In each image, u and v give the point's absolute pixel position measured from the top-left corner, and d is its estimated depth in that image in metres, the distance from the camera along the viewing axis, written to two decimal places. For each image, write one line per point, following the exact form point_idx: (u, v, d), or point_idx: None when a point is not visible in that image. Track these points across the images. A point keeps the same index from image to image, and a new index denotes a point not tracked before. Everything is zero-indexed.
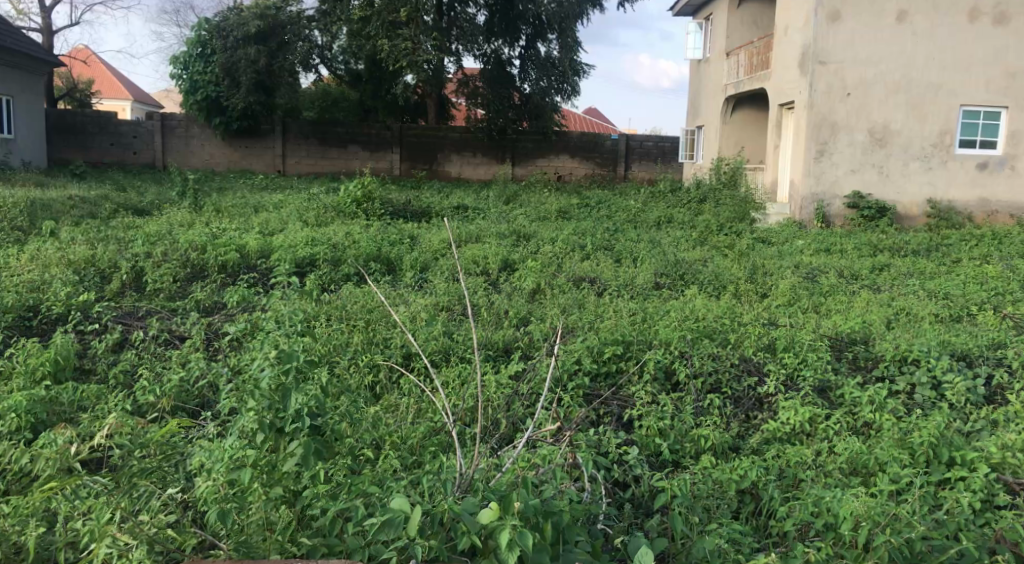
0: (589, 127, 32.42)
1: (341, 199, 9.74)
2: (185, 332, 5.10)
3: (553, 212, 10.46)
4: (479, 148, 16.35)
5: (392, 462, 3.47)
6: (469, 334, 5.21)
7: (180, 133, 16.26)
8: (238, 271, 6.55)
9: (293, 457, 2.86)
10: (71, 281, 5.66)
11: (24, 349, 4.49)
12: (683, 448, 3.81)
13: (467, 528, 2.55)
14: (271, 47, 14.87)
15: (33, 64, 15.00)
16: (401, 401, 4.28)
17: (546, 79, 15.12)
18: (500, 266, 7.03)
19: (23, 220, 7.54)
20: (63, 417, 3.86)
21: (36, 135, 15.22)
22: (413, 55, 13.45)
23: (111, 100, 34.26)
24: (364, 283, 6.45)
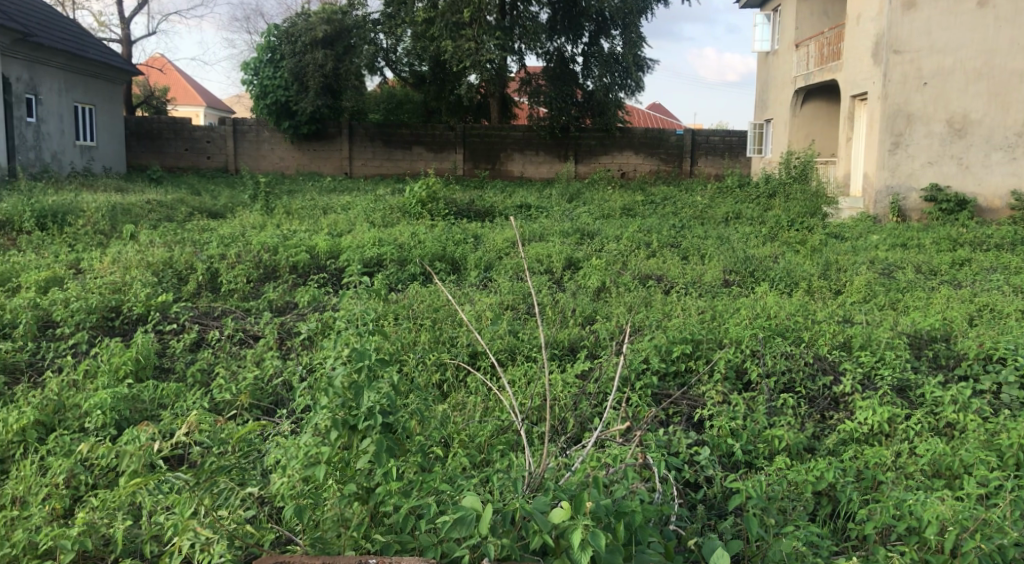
0: (653, 123, 32.12)
1: (407, 200, 9.83)
2: (258, 331, 5.24)
3: (617, 210, 10.40)
4: (541, 147, 16.33)
5: (461, 460, 3.49)
6: (534, 333, 5.20)
7: (250, 138, 16.68)
8: (308, 271, 6.68)
9: (365, 454, 2.88)
10: (150, 282, 5.86)
11: (108, 349, 4.65)
12: (756, 449, 3.74)
13: (539, 527, 2.54)
14: (338, 51, 15.18)
15: (112, 74, 15.58)
16: (469, 400, 4.30)
17: (610, 75, 15.03)
18: (564, 264, 7.01)
19: (105, 224, 7.83)
20: (145, 415, 4.00)
21: (115, 142, 15.81)
22: (477, 55, 13.57)
23: (185, 106, 35.37)
24: (430, 282, 6.51)
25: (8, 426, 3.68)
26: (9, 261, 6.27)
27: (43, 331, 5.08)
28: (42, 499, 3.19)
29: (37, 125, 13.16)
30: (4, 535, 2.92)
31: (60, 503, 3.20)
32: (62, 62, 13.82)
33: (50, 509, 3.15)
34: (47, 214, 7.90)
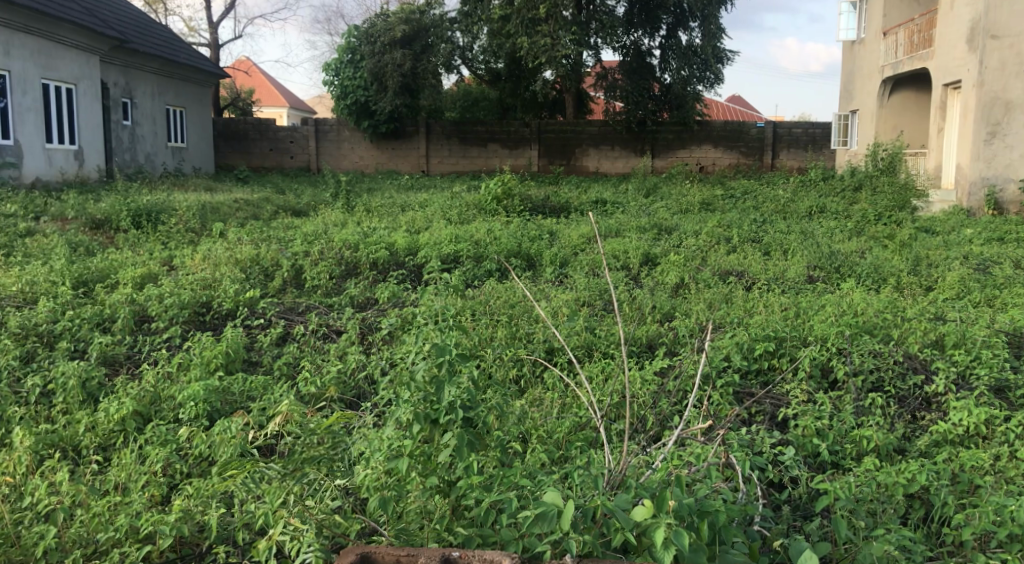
0: (730, 115, 31.57)
1: (482, 196, 9.90)
2: (341, 326, 5.37)
3: (695, 204, 10.25)
4: (617, 142, 16.21)
5: (540, 456, 3.51)
6: (612, 329, 5.17)
7: (331, 137, 17.05)
8: (388, 268, 6.80)
9: (446, 448, 2.91)
10: (239, 278, 6.06)
11: (199, 343, 4.83)
12: (843, 449, 3.64)
13: (621, 524, 2.54)
14: (416, 50, 15.31)
15: (201, 77, 16.16)
16: (546, 396, 4.31)
17: (688, 67, 14.81)
18: (641, 260, 6.94)
19: (195, 223, 8.13)
20: (235, 406, 4.15)
21: (204, 143, 16.40)
22: (553, 51, 13.60)
23: (269, 107, 36.45)
24: (506, 278, 6.55)
25: (110, 416, 3.83)
26: (108, 258, 6.57)
27: (140, 325, 5.31)
28: (141, 485, 3.33)
29: (132, 128, 13.74)
30: (108, 519, 3.07)
31: (159, 490, 3.34)
32: (154, 67, 14.41)
33: (149, 496, 3.29)
34: (142, 213, 8.25)
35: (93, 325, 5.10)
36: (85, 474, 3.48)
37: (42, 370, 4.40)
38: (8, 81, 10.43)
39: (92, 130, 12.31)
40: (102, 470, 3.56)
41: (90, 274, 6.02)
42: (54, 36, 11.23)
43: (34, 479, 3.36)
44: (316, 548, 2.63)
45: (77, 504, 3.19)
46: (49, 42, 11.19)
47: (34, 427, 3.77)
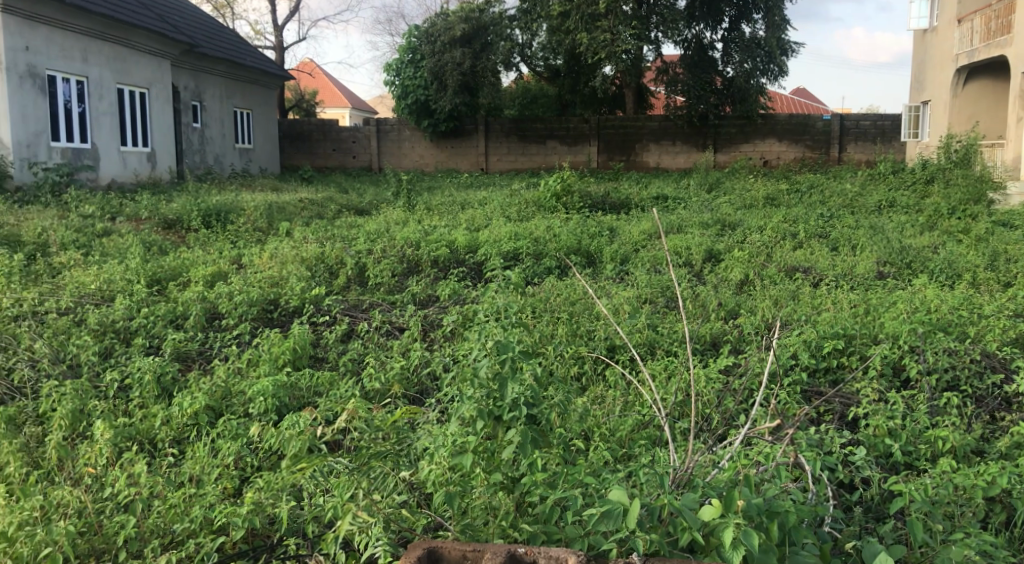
0: (794, 108, 30.97)
1: (542, 193, 9.90)
2: (403, 323, 5.42)
3: (759, 199, 10.06)
4: (678, 137, 16.02)
5: (604, 454, 3.49)
6: (675, 326, 5.12)
7: (392, 136, 17.25)
8: (448, 266, 6.86)
9: (511, 445, 2.93)
10: (305, 276, 6.18)
11: (268, 339, 4.94)
12: (917, 450, 3.54)
13: (688, 524, 2.52)
14: (475, 49, 15.34)
15: (267, 79, 16.53)
16: (608, 394, 4.29)
17: (751, 60, 14.54)
18: (704, 256, 6.86)
19: (263, 222, 8.32)
20: (303, 401, 4.24)
21: (269, 144, 16.77)
22: (613, 46, 13.52)
23: (332, 108, 37.08)
24: (566, 276, 6.54)
25: (184, 409, 3.96)
26: (180, 257, 6.77)
27: (211, 322, 5.45)
28: (214, 478, 3.43)
29: (202, 130, 14.13)
30: (184, 510, 3.17)
31: (231, 483, 3.43)
32: (223, 71, 14.79)
33: (222, 488, 3.39)
34: (211, 214, 8.48)
35: (167, 321, 5.26)
36: (162, 466, 3.60)
37: (120, 365, 4.56)
38: (86, 86, 10.85)
39: (164, 133, 12.70)
40: (177, 463, 3.67)
41: (163, 273, 6.21)
42: (128, 42, 11.63)
43: (114, 470, 3.48)
44: (385, 543, 2.70)
45: (155, 495, 3.30)
46: (124, 48, 11.60)
47: (114, 420, 3.90)
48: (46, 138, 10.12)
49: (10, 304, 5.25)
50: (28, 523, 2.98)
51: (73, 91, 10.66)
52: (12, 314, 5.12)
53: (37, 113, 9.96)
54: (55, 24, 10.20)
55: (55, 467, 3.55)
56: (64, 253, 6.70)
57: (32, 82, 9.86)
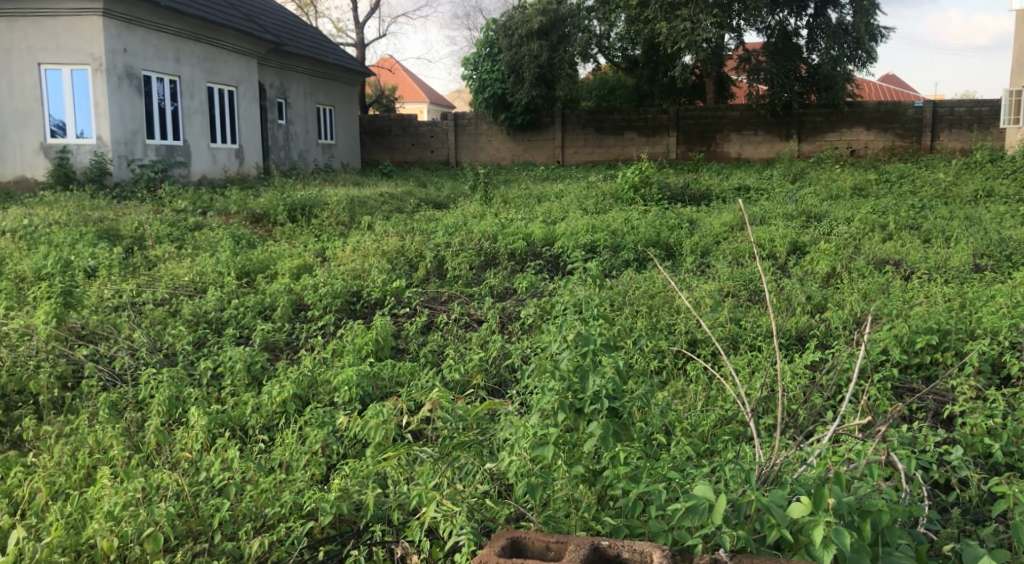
0: (884, 96, 29.93)
1: (620, 185, 9.82)
2: (482, 316, 5.47)
3: (845, 190, 9.75)
4: (761, 126, 15.66)
5: (686, 449, 3.44)
6: (759, 321, 5.02)
7: (470, 130, 17.37)
8: (526, 258, 6.89)
9: (592, 438, 2.89)
10: (386, 269, 6.29)
11: (351, 330, 5.05)
12: (1019, 450, 3.37)
13: (776, 521, 2.47)
14: (552, 41, 15.30)
15: (348, 75, 16.87)
16: (689, 388, 4.23)
17: (838, 47, 14.13)
18: (789, 249, 6.70)
19: (345, 216, 8.50)
20: (385, 391, 4.32)
21: (350, 139, 17.12)
22: (693, 35, 13.30)
23: (411, 103, 37.63)
24: (645, 269, 6.48)
25: (273, 397, 4.08)
26: (267, 250, 6.97)
27: (297, 313, 5.60)
28: (303, 464, 3.54)
29: (287, 127, 14.53)
30: (274, 495, 3.28)
31: (319, 469, 3.53)
32: (307, 68, 15.17)
33: (310, 475, 3.49)
34: (296, 207, 8.71)
35: (256, 312, 5.43)
36: (253, 452, 3.72)
37: (212, 353, 4.73)
38: (178, 86, 11.28)
39: (252, 130, 13.10)
40: (267, 449, 3.79)
41: (252, 265, 6.42)
42: (218, 42, 12.02)
43: (208, 455, 3.62)
44: (468, 531, 2.72)
45: (247, 480, 3.42)
46: (214, 48, 12.00)
47: (208, 407, 4.05)
48: (142, 136, 10.57)
49: (111, 295, 5.50)
50: (132, 503, 3.12)
51: (167, 90, 11.10)
52: (113, 305, 5.37)
53: (134, 112, 10.41)
54: (151, 26, 10.63)
55: (153, 451, 3.71)
56: (159, 247, 6.99)
57: (129, 83, 10.31)
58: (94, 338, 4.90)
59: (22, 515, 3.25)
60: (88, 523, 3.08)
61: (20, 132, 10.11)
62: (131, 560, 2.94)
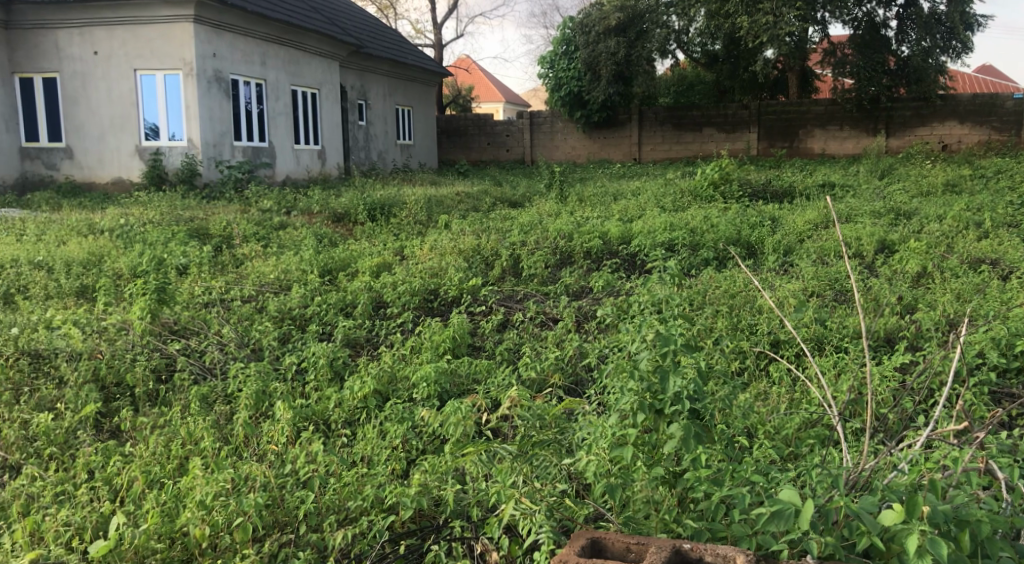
0: (978, 88, 28.65)
1: (699, 182, 9.67)
2: (557, 315, 5.46)
3: (936, 186, 9.37)
4: (846, 121, 15.19)
5: (769, 451, 3.37)
6: (845, 322, 4.87)
7: (546, 128, 17.38)
8: (602, 257, 6.85)
9: (672, 440, 2.84)
10: (463, 267, 6.33)
11: (429, 327, 5.12)
12: None
13: (866, 528, 2.40)
14: (630, 37, 15.15)
15: (425, 76, 17.09)
16: (772, 390, 4.13)
17: (930, 37, 13.63)
18: (877, 247, 6.49)
19: (422, 215, 8.60)
20: (463, 388, 4.35)
21: (427, 139, 17.34)
22: (776, 29, 12.97)
23: (487, 103, 37.89)
24: (725, 268, 6.36)
25: (354, 392, 4.17)
26: (349, 249, 7.11)
27: (377, 311, 5.70)
28: (384, 459, 3.60)
29: (367, 128, 14.81)
30: (356, 488, 3.35)
31: (399, 464, 3.59)
32: (386, 70, 15.42)
33: (391, 469, 3.55)
34: (376, 207, 8.87)
35: (337, 309, 5.54)
36: (336, 446, 3.80)
37: (297, 349, 4.86)
38: (264, 89, 11.61)
39: (333, 130, 13.40)
40: (350, 443, 3.87)
41: (333, 263, 6.56)
42: (302, 45, 12.31)
43: (294, 448, 3.71)
44: (548, 530, 2.71)
45: (330, 473, 3.50)
46: (298, 51, 12.30)
47: (292, 401, 4.16)
48: (230, 138, 10.93)
49: (201, 292, 5.71)
50: (222, 493, 3.23)
51: (253, 93, 11.43)
52: (204, 301, 5.58)
53: (222, 115, 10.77)
54: (238, 31, 10.96)
55: (241, 443, 3.83)
56: (246, 245, 7.20)
57: (218, 86, 10.66)
58: (186, 333, 5.09)
59: (121, 501, 3.39)
60: (181, 511, 3.21)
61: (118, 136, 10.60)
62: (222, 548, 3.05)
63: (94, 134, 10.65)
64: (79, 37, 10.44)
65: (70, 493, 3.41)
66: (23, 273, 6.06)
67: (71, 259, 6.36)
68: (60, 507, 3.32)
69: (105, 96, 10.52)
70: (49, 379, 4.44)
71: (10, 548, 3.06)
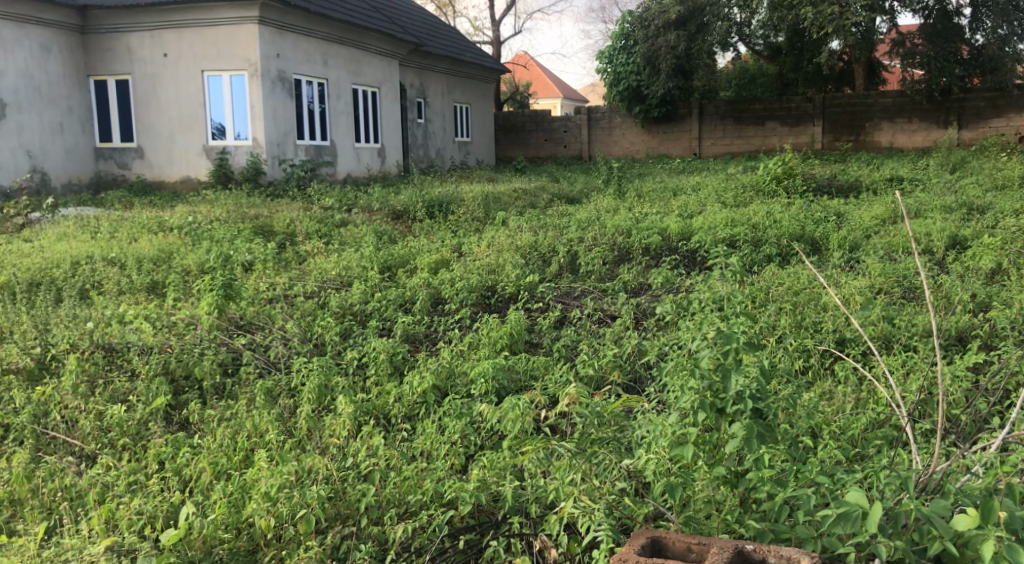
0: None
1: (761, 177, 9.50)
2: (615, 311, 5.42)
3: (1011, 179, 9.03)
4: (916, 113, 14.73)
5: (834, 452, 3.28)
6: (914, 319, 4.73)
7: (604, 124, 17.28)
8: (660, 254, 6.78)
9: (734, 439, 2.79)
10: (520, 264, 6.33)
11: (487, 323, 5.13)
12: None
13: (939, 533, 2.33)
14: (690, 30, 14.81)
15: (483, 73, 17.17)
16: (837, 389, 4.03)
17: (1007, 24, 13.09)
18: (948, 243, 6.28)
19: (480, 212, 8.62)
20: (520, 384, 4.36)
21: (485, 136, 17.40)
22: (842, 19, 12.63)
23: (545, 99, 37.87)
24: (788, 264, 6.23)
25: (413, 387, 4.21)
26: (407, 246, 7.17)
27: (435, 307, 5.74)
28: (443, 454, 3.62)
29: (426, 126, 14.93)
30: (416, 483, 3.38)
31: (458, 460, 3.60)
32: (445, 68, 15.52)
33: (450, 464, 3.58)
34: (434, 205, 8.94)
35: (397, 305, 5.60)
36: (396, 440, 3.85)
37: (357, 344, 4.93)
38: (326, 88, 11.80)
39: (393, 128, 13.54)
40: (410, 438, 3.91)
41: (393, 259, 6.63)
42: (362, 45, 12.47)
43: (355, 442, 3.76)
44: (607, 528, 2.70)
45: (390, 467, 3.54)
46: (359, 50, 12.47)
47: (354, 395, 4.23)
48: (293, 137, 11.14)
49: (266, 287, 5.85)
50: (286, 485, 3.30)
51: (316, 93, 11.63)
52: (267, 297, 5.70)
53: (286, 114, 10.99)
54: (301, 31, 11.16)
55: (305, 436, 3.90)
56: (309, 242, 7.33)
57: (282, 86, 10.87)
58: (251, 327, 5.20)
59: (189, 492, 3.49)
60: (247, 502, 3.28)
61: (186, 136, 10.89)
62: (286, 540, 3.12)
63: (163, 134, 10.96)
64: (149, 40, 10.75)
65: (142, 483, 3.52)
66: (97, 269, 6.27)
67: (143, 256, 6.56)
68: (132, 496, 3.44)
69: (173, 97, 10.82)
70: (122, 372, 4.60)
71: (87, 535, 3.18)
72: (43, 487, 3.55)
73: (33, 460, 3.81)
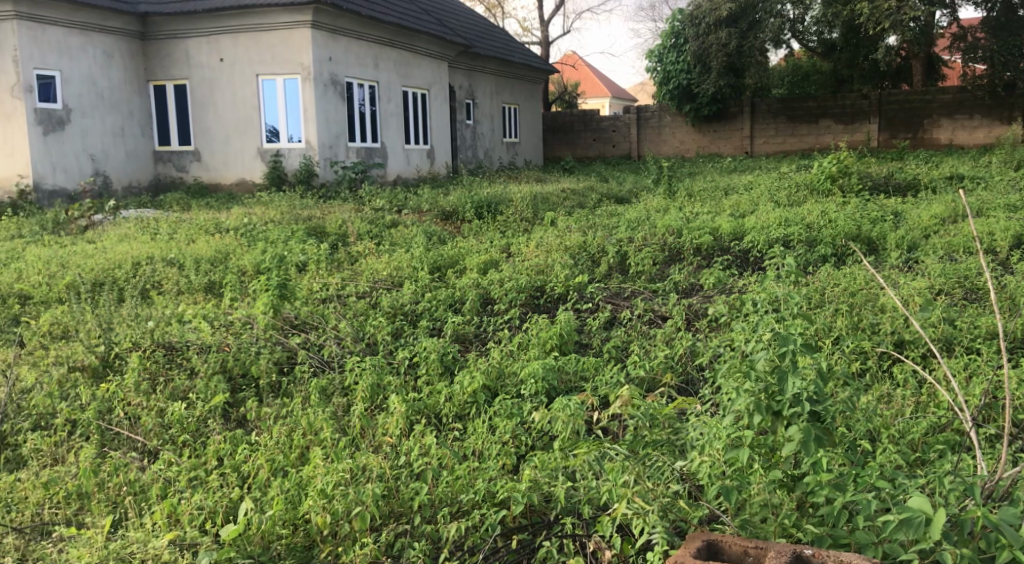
0: None
1: (815, 175, 9.32)
2: (666, 312, 5.38)
3: None
4: (977, 109, 14.33)
5: (894, 457, 3.21)
6: (976, 322, 4.60)
7: (653, 123, 17.15)
8: (712, 253, 6.71)
9: (791, 442, 2.73)
10: (568, 264, 6.32)
11: (536, 324, 5.13)
12: None
13: (1009, 541, 2.27)
14: (742, 27, 14.69)
15: (531, 73, 17.19)
16: (896, 392, 3.93)
17: None
18: (1012, 242, 6.10)
19: (528, 212, 8.63)
20: (569, 385, 4.35)
21: (533, 136, 17.41)
22: (899, 14, 12.40)
23: (593, 98, 37.72)
24: (843, 264, 6.11)
25: (464, 388, 4.23)
26: (457, 246, 7.20)
27: (484, 307, 5.75)
28: (495, 454, 3.63)
29: (474, 126, 14.99)
30: (468, 482, 3.40)
31: (510, 460, 3.60)
32: (493, 68, 15.58)
33: (502, 464, 3.58)
34: (483, 205, 8.98)
35: (447, 305, 5.63)
36: (448, 440, 3.87)
37: (408, 344, 4.97)
38: (377, 90, 11.92)
39: (442, 129, 13.63)
40: (461, 437, 3.93)
41: (442, 260, 6.67)
42: (412, 47, 12.57)
43: (407, 441, 3.79)
44: (662, 531, 2.68)
45: (443, 466, 3.56)
46: (409, 52, 12.57)
47: (406, 395, 4.26)
48: (344, 139, 11.29)
49: (320, 288, 5.94)
50: (341, 482, 3.35)
51: (367, 95, 11.76)
52: (321, 297, 5.78)
53: (338, 117, 11.14)
54: (353, 35, 11.30)
55: (358, 435, 3.94)
56: (360, 242, 7.43)
57: (334, 89, 11.03)
58: (306, 326, 5.28)
59: (248, 487, 3.55)
60: (304, 499, 3.33)
61: (240, 138, 11.11)
62: (342, 536, 3.15)
63: (219, 136, 11.19)
64: (207, 45, 10.99)
65: (202, 479, 3.61)
66: (157, 270, 6.42)
67: (200, 257, 6.71)
68: (193, 492, 3.52)
69: (229, 101, 11.05)
70: (182, 370, 4.71)
71: (151, 528, 3.27)
72: (108, 481, 3.65)
73: (99, 455, 3.93)
